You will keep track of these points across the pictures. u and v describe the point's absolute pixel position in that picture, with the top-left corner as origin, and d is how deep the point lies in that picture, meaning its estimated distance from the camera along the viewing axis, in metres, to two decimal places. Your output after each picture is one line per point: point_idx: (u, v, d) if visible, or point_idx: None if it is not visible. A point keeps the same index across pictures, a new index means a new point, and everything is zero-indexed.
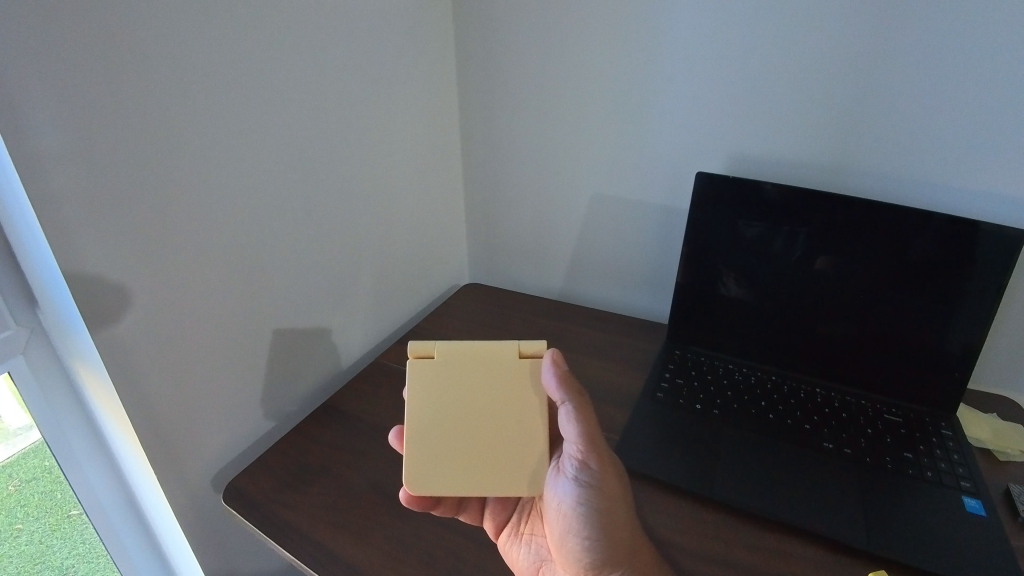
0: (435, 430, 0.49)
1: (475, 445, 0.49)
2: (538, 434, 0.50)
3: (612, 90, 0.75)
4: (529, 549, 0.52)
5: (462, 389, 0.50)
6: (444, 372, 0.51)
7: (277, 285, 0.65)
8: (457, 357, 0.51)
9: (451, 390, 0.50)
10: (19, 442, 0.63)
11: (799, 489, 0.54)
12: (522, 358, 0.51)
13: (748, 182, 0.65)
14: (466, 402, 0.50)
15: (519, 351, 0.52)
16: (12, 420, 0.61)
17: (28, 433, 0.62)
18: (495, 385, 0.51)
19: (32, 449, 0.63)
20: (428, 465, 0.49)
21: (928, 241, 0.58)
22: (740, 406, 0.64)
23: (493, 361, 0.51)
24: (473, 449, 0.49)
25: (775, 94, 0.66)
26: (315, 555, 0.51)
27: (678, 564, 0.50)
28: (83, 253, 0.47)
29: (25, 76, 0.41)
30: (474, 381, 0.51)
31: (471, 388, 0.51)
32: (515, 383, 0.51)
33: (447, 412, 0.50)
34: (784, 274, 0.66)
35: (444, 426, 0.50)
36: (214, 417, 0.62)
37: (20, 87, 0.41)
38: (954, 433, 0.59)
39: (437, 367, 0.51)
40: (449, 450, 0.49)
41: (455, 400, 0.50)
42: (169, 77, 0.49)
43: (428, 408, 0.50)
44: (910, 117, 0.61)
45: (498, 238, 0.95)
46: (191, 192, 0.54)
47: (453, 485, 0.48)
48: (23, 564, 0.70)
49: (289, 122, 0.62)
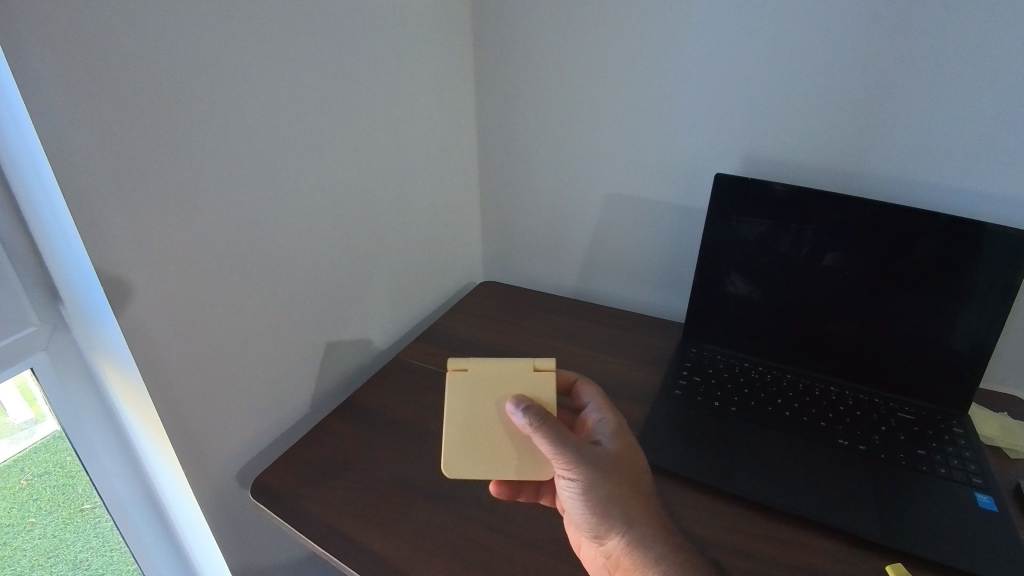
0: (469, 434, 0.51)
1: (504, 446, 0.51)
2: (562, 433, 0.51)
3: (625, 90, 0.75)
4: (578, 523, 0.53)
5: (491, 399, 0.52)
6: (476, 383, 0.52)
7: (298, 283, 0.67)
8: (488, 370, 0.53)
9: (481, 399, 0.52)
10: (21, 438, 0.63)
11: (813, 484, 0.55)
12: (540, 370, 0.52)
13: (761, 182, 0.66)
14: (494, 413, 0.52)
15: (537, 365, 0.53)
16: (18, 415, 0.61)
17: (35, 427, 0.62)
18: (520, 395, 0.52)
19: (40, 443, 0.64)
20: (464, 457, 0.51)
21: (939, 242, 0.59)
22: (755, 403, 0.65)
23: (513, 375, 0.53)
24: (504, 446, 0.51)
25: (788, 95, 0.67)
26: (341, 547, 0.52)
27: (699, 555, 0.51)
28: (114, 250, 0.48)
29: (60, 78, 0.42)
30: (502, 390, 0.52)
31: (499, 397, 0.52)
32: (531, 395, 0.51)
33: (480, 417, 0.52)
34: (796, 274, 0.67)
35: (477, 428, 0.52)
36: (237, 411, 0.63)
37: (55, 89, 0.42)
38: (965, 430, 0.60)
39: (468, 380, 0.52)
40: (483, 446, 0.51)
41: (486, 406, 0.52)
42: (195, 78, 0.50)
43: (463, 414, 0.52)
44: (920, 119, 0.62)
45: (512, 237, 0.96)
46: (216, 190, 0.55)
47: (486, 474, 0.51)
48: (36, 558, 0.71)
49: (310, 121, 0.62)
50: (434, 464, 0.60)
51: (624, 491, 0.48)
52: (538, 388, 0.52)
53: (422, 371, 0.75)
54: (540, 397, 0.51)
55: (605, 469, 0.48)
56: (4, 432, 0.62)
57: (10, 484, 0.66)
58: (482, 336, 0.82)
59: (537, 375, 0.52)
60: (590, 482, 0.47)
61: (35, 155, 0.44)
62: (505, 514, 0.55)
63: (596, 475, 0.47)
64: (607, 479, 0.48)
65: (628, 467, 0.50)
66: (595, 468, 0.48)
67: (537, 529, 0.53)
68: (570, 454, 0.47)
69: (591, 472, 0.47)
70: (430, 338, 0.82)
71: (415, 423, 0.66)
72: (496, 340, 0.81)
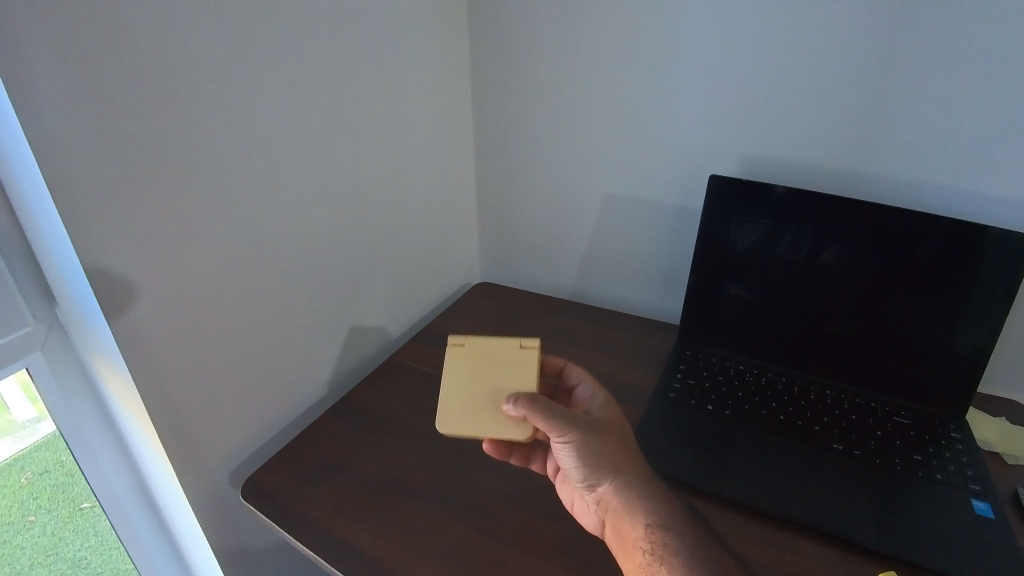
0: (461, 400, 0.54)
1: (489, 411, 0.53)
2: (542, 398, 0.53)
3: (622, 92, 0.75)
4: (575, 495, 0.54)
5: (481, 374, 0.55)
6: (470, 358, 0.56)
7: (293, 283, 0.67)
8: (482, 348, 0.57)
9: (473, 370, 0.55)
10: (25, 434, 0.64)
11: (808, 488, 0.55)
12: (526, 348, 0.56)
13: (757, 183, 0.65)
14: (482, 383, 0.55)
15: (524, 343, 0.56)
16: (19, 412, 0.62)
17: (37, 425, 0.63)
18: (507, 371, 0.55)
19: (43, 441, 0.64)
20: (452, 415, 0.53)
21: (936, 246, 0.59)
22: (750, 405, 0.64)
23: (503, 351, 0.57)
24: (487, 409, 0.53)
25: (785, 97, 0.66)
26: (332, 548, 0.52)
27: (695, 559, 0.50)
28: (105, 249, 0.48)
29: (49, 78, 0.42)
30: (491, 364, 0.56)
31: (489, 370, 0.55)
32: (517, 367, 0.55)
33: (472, 388, 0.54)
34: (791, 276, 0.67)
35: (466, 393, 0.54)
36: (230, 411, 0.63)
37: (44, 89, 0.42)
38: (962, 435, 0.60)
39: (465, 354, 0.57)
40: (469, 408, 0.53)
41: (477, 377, 0.55)
42: (188, 78, 0.50)
43: (456, 382, 0.55)
44: (917, 120, 0.61)
45: (510, 238, 0.96)
46: (209, 190, 0.55)
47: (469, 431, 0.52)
48: (36, 556, 0.71)
49: (306, 122, 0.62)
50: (426, 465, 0.60)
51: (608, 440, 0.51)
52: (523, 362, 0.55)
53: (417, 371, 0.74)
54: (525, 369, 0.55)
55: (588, 423, 0.51)
56: (9, 429, 0.63)
57: (12, 482, 0.67)
58: None
59: (523, 351, 0.56)
60: (576, 435, 0.50)
61: (25, 154, 0.44)
62: (497, 516, 0.54)
63: (582, 431, 0.50)
64: (591, 429, 0.51)
65: (610, 426, 0.53)
66: (579, 423, 0.51)
67: (528, 531, 0.53)
68: (553, 412, 0.51)
69: (576, 425, 0.51)
70: (426, 338, 0.82)
71: (409, 424, 0.66)
72: None
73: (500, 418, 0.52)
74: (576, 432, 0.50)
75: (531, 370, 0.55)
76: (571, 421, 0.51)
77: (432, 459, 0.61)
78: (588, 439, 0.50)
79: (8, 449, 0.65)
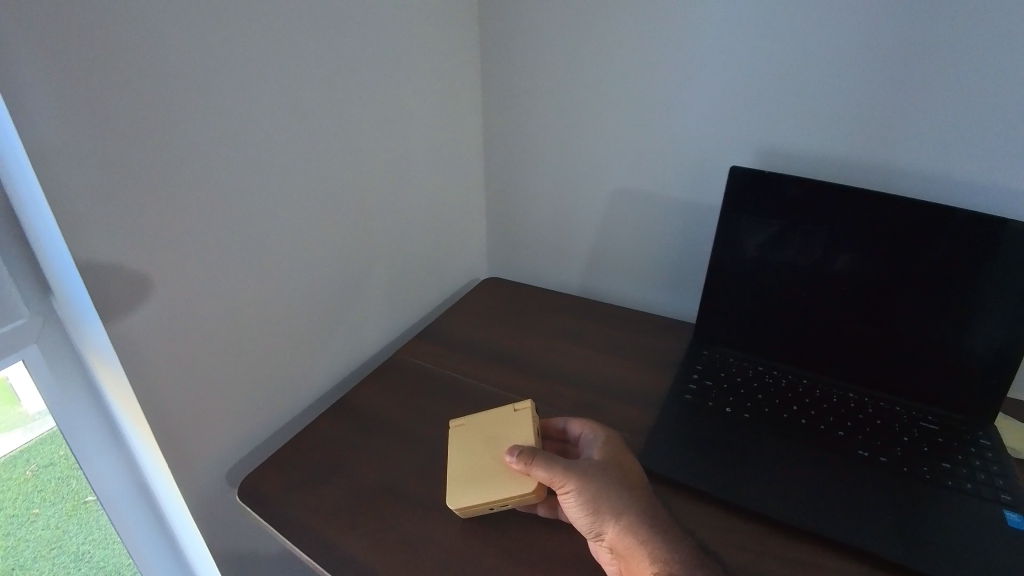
0: (468, 473, 0.53)
1: (494, 475, 0.52)
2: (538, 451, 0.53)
3: (635, 82, 0.72)
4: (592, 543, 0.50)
5: (482, 446, 0.56)
6: (470, 433, 0.58)
7: (293, 278, 0.64)
8: (480, 421, 0.58)
9: (474, 442, 0.56)
10: (35, 426, 0.62)
11: (830, 499, 0.52)
12: (518, 411, 0.58)
13: (778, 177, 0.62)
14: (483, 450, 0.55)
15: (515, 407, 0.58)
16: (29, 405, 0.60)
17: (47, 418, 0.60)
18: (506, 434, 0.56)
19: (48, 435, 0.62)
20: (459, 487, 0.53)
21: (964, 242, 0.55)
22: (769, 409, 0.62)
23: (498, 419, 0.58)
24: (491, 472, 0.53)
25: (808, 88, 0.63)
26: (329, 556, 0.50)
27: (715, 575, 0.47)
28: (93, 241, 0.46)
29: (33, 64, 0.40)
30: (489, 433, 0.57)
31: (487, 438, 0.56)
32: (512, 430, 0.56)
33: (477, 461, 0.54)
34: (813, 276, 0.63)
35: (470, 465, 0.54)
36: (226, 410, 0.61)
37: (27, 75, 0.40)
38: (992, 443, 0.57)
39: (466, 430, 0.58)
40: (474, 475, 0.53)
41: (478, 447, 0.56)
42: (180, 64, 0.48)
43: (460, 456, 0.55)
44: (950, 113, 0.58)
45: (518, 233, 0.94)
46: (203, 180, 0.52)
47: (476, 496, 0.51)
48: (40, 548, 0.71)
49: (306, 111, 0.60)
50: (428, 468, 0.58)
51: (611, 474, 0.49)
52: (518, 423, 0.56)
53: (421, 370, 0.72)
54: (520, 430, 0.55)
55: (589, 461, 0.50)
56: (19, 421, 0.62)
57: (16, 475, 0.66)
58: (484, 335, 0.79)
59: (515, 415, 0.57)
60: (577, 478, 0.48)
61: (10, 139, 0.42)
62: (499, 524, 0.52)
63: (582, 479, 0.48)
64: (592, 466, 0.49)
65: (615, 471, 0.50)
66: (578, 463, 0.49)
67: (531, 540, 0.51)
68: (551, 457, 0.50)
69: (575, 464, 0.49)
70: (430, 336, 0.80)
71: (410, 425, 0.64)
72: (498, 340, 0.78)
73: (507, 479, 0.51)
74: (576, 471, 0.48)
75: (524, 427, 0.55)
76: (570, 462, 0.49)
77: (434, 462, 0.59)
78: (589, 476, 0.48)
79: (17, 440, 0.63)
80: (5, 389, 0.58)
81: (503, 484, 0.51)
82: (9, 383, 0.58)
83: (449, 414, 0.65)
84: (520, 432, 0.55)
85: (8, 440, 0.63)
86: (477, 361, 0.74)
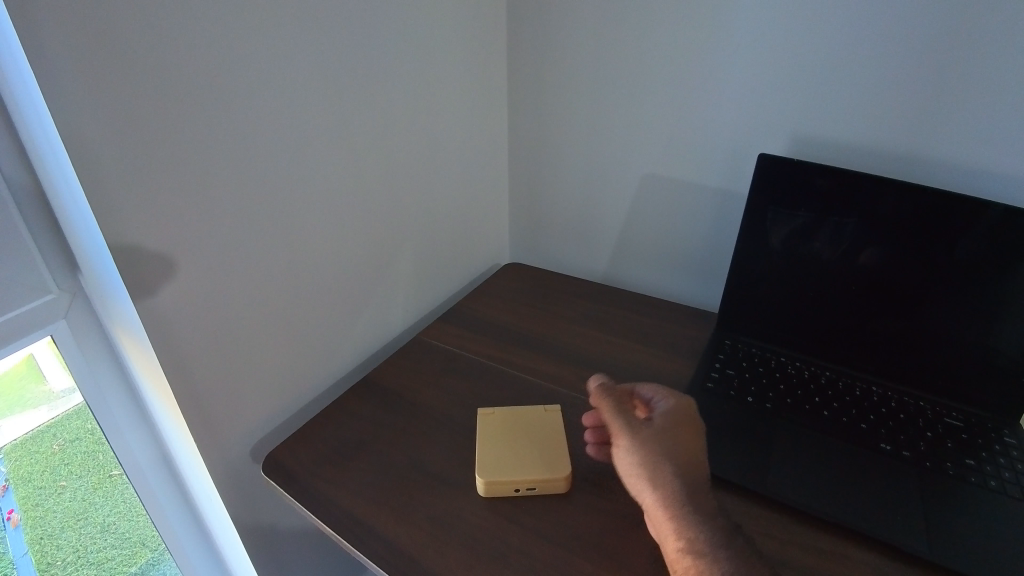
0: (497, 456, 0.55)
1: (523, 460, 0.55)
2: (562, 450, 0.56)
3: (664, 69, 0.72)
4: (622, 523, 0.51)
5: (512, 434, 0.58)
6: (498, 422, 0.60)
7: (320, 257, 0.65)
8: (509, 413, 0.61)
9: (503, 430, 0.58)
10: (59, 403, 0.63)
11: (852, 491, 0.52)
12: (546, 411, 0.61)
13: (807, 165, 0.61)
14: (511, 438, 0.57)
15: (543, 408, 0.61)
16: (55, 382, 0.61)
17: (73, 394, 0.62)
18: (535, 428, 0.59)
19: (74, 410, 0.63)
20: (489, 465, 0.54)
21: (994, 236, 0.54)
22: (792, 400, 0.61)
23: (527, 414, 0.61)
24: (521, 458, 0.55)
25: (841, 76, 0.62)
26: (351, 529, 0.51)
27: None
28: (124, 217, 0.47)
29: (67, 44, 0.41)
30: (518, 423, 0.59)
31: (515, 427, 0.59)
32: (542, 426, 0.59)
33: (506, 446, 0.56)
34: (840, 268, 0.63)
35: (499, 449, 0.56)
36: (252, 386, 0.62)
37: (59, 55, 0.41)
38: (1018, 440, 0.56)
39: (494, 419, 0.60)
40: (504, 458, 0.55)
41: (507, 435, 0.58)
42: (209, 45, 0.49)
43: (489, 440, 0.57)
44: (989, 101, 0.56)
45: (542, 218, 0.94)
46: (230, 157, 0.53)
47: (508, 475, 0.53)
48: (67, 520, 0.72)
49: (334, 92, 0.60)
50: (449, 447, 0.59)
51: (666, 432, 0.50)
52: (548, 421, 0.59)
53: (442, 352, 0.73)
54: (552, 428, 0.59)
55: (655, 422, 0.51)
56: (43, 399, 0.62)
57: (43, 449, 0.67)
58: (506, 319, 0.80)
59: (543, 414, 0.60)
60: (631, 432, 0.50)
61: (42, 114, 0.43)
62: (520, 505, 0.52)
63: (634, 433, 0.50)
64: (656, 426, 0.50)
65: (672, 437, 0.49)
66: (640, 422, 0.51)
67: (552, 520, 0.51)
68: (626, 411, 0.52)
69: (641, 423, 0.51)
70: (452, 318, 0.80)
71: (433, 405, 0.64)
72: (520, 324, 0.79)
73: (537, 467, 0.54)
74: (630, 423, 0.51)
75: (555, 427, 0.59)
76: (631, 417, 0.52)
77: (455, 441, 0.59)
78: (638, 428, 0.50)
79: (41, 417, 0.64)
80: (32, 367, 0.58)
81: (533, 469, 0.53)
82: (36, 361, 0.58)
83: (471, 395, 0.66)
84: (552, 429, 0.58)
85: (31, 416, 0.64)
86: (499, 344, 0.75)
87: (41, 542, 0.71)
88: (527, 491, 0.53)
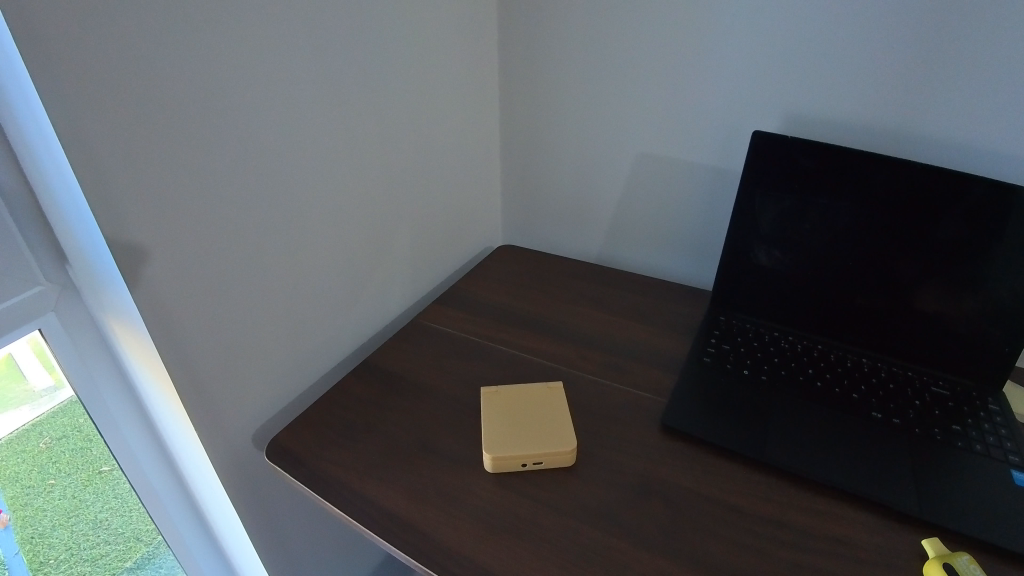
0: (503, 432, 0.56)
1: (530, 437, 0.55)
2: (568, 425, 0.57)
3: (655, 52, 0.72)
4: (630, 494, 0.52)
5: (516, 411, 0.59)
6: (503, 400, 0.60)
7: (317, 242, 0.65)
8: (513, 392, 0.61)
9: (508, 408, 0.59)
10: (42, 403, 0.63)
11: (847, 459, 0.53)
12: (549, 389, 0.62)
13: (799, 143, 0.62)
14: (516, 416, 0.58)
15: (546, 386, 0.62)
16: (35, 381, 0.60)
17: (56, 393, 0.62)
18: (539, 404, 0.59)
19: (59, 407, 0.63)
20: (497, 442, 0.55)
21: (980, 212, 0.56)
22: (786, 372, 0.63)
23: (531, 392, 0.61)
24: (527, 434, 0.56)
25: (829, 57, 0.63)
26: (362, 509, 0.51)
27: (744, 527, 0.49)
28: (121, 206, 0.47)
29: (63, 34, 0.40)
30: (522, 401, 0.60)
31: (520, 404, 0.59)
32: (547, 403, 0.60)
33: (510, 423, 0.57)
34: (832, 244, 0.64)
35: (505, 426, 0.57)
36: (254, 373, 0.62)
37: (55, 44, 0.40)
38: (1000, 407, 0.58)
39: (500, 397, 0.61)
40: (510, 435, 0.56)
41: (512, 413, 0.58)
42: (205, 33, 0.48)
43: (494, 418, 0.58)
44: (972, 78, 0.58)
45: (535, 202, 0.94)
46: (227, 139, 0.53)
47: (516, 451, 0.54)
48: (57, 518, 0.71)
49: (329, 78, 0.60)
50: (455, 426, 0.59)
51: None
52: (552, 398, 0.60)
53: (441, 334, 0.73)
54: (557, 405, 0.59)
55: None
56: (26, 398, 0.62)
57: (30, 447, 0.66)
58: (504, 300, 0.80)
59: (547, 392, 0.61)
60: None
61: (30, 94, 0.42)
62: (529, 479, 0.53)
63: None
64: None
65: None
66: None
67: (561, 493, 0.52)
68: None
69: None
70: (449, 301, 0.80)
71: (435, 386, 0.65)
72: (517, 305, 0.79)
73: (544, 443, 0.55)
74: None
75: (559, 404, 0.60)
76: None
77: (461, 421, 0.60)
78: None
79: (24, 416, 0.63)
80: (10, 367, 0.58)
81: (540, 445, 0.54)
82: (13, 360, 0.57)
83: (472, 375, 0.66)
84: (556, 406, 0.59)
85: (15, 415, 0.63)
86: (497, 325, 0.75)
87: (33, 542, 0.70)
88: (534, 465, 0.54)
